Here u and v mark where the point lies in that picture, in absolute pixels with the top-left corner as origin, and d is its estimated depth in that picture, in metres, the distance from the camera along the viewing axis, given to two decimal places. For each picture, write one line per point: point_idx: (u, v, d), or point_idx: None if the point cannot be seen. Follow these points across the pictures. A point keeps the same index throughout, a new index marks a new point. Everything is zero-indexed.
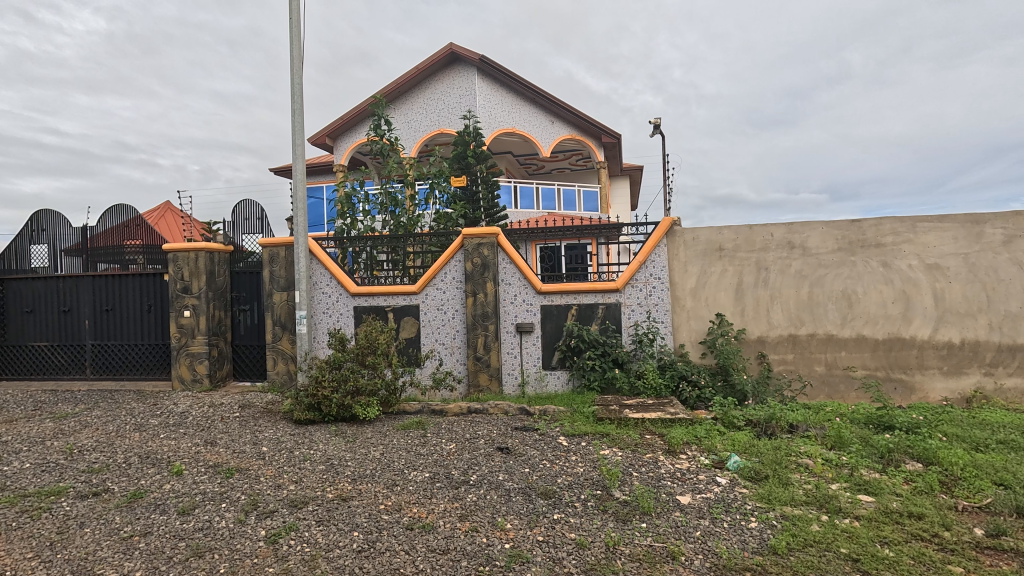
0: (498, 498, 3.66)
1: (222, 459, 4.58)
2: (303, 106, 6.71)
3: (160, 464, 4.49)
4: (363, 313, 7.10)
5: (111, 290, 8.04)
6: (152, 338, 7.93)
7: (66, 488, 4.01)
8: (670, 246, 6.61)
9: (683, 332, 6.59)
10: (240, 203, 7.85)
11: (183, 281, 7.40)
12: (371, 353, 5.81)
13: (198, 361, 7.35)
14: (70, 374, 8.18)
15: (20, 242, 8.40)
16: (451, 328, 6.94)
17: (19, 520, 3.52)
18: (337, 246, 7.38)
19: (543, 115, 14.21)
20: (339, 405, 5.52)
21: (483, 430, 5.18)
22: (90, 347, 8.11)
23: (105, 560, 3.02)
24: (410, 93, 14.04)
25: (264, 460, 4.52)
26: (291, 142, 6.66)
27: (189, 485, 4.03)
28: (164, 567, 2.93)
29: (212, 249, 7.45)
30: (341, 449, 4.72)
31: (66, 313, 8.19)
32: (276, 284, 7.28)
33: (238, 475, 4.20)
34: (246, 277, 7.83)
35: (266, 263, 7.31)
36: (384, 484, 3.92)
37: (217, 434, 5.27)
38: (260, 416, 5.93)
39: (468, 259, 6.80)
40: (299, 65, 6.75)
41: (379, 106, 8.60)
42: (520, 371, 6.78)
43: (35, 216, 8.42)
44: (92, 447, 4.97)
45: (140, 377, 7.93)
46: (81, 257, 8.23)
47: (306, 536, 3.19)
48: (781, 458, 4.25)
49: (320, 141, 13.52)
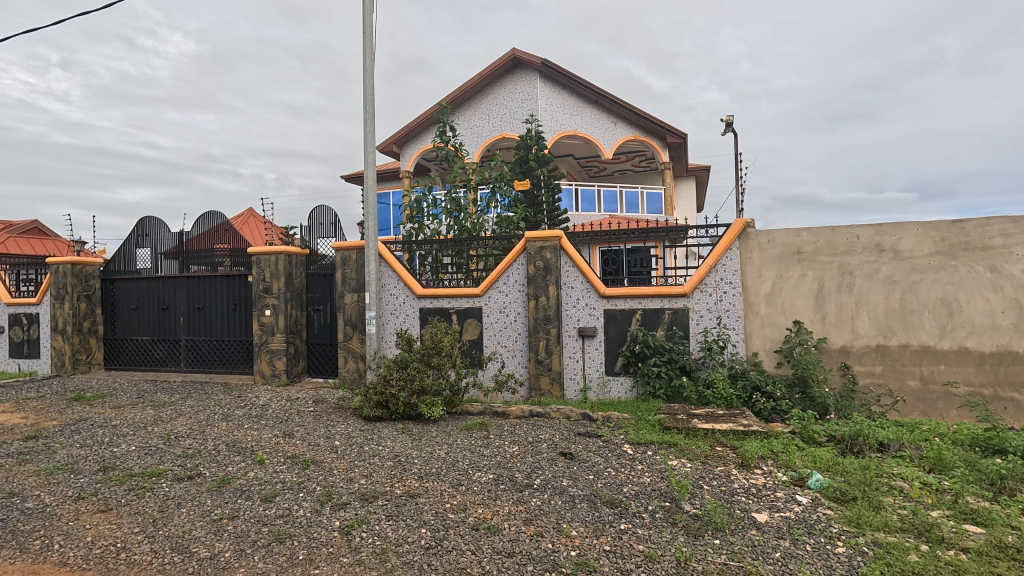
0: (563, 504, 3.61)
1: (299, 450, 4.85)
2: (374, 115, 7.00)
3: (244, 453, 4.82)
4: (428, 315, 7.30)
5: (203, 290, 8.76)
6: (236, 335, 8.54)
7: (165, 470, 4.39)
8: (742, 249, 6.31)
9: (756, 340, 6.25)
10: (315, 209, 8.30)
11: (264, 281, 7.90)
12: (436, 354, 5.96)
13: (277, 358, 7.83)
14: (167, 366, 8.98)
15: (128, 245, 9.29)
16: (513, 331, 6.97)
17: (127, 497, 3.91)
18: (405, 249, 7.62)
19: (606, 117, 13.96)
20: (406, 403, 5.69)
21: (546, 434, 5.15)
22: (184, 342, 8.86)
23: (199, 540, 3.26)
24: (473, 99, 14.22)
25: (337, 453, 4.73)
26: (363, 150, 6.97)
27: (270, 473, 4.30)
28: (250, 550, 3.13)
29: (290, 252, 7.92)
30: (408, 446, 4.86)
31: (165, 310, 9.00)
32: (347, 286, 7.62)
33: (313, 467, 4.43)
34: (319, 278, 8.27)
35: (339, 265, 7.68)
36: (450, 483, 3.99)
37: (294, 427, 5.59)
38: (333, 411, 6.22)
39: (530, 262, 6.80)
40: (371, 77, 7.05)
41: (444, 113, 8.79)
42: (582, 376, 6.69)
43: (141, 222, 9.26)
44: (186, 434, 5.41)
45: (225, 371, 8.57)
46: (177, 259, 8.95)
47: (377, 530, 3.30)
48: (870, 479, 3.91)
49: (388, 148, 14.01)
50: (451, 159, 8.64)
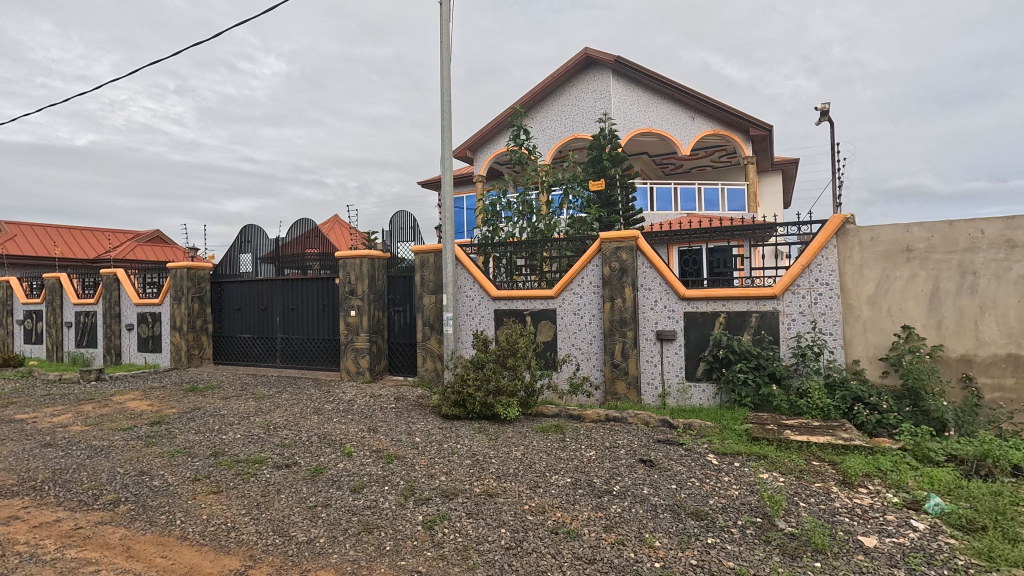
0: (644, 513, 3.50)
1: (384, 445, 5.08)
2: (450, 121, 7.20)
3: (334, 445, 5.13)
4: (503, 316, 7.38)
5: (296, 291, 9.44)
6: (325, 333, 9.13)
7: (266, 458, 4.77)
8: (841, 247, 5.80)
9: (857, 347, 5.72)
10: (396, 215, 8.68)
11: (350, 284, 8.38)
12: (511, 355, 6.00)
13: (361, 356, 8.26)
14: (266, 362, 9.78)
15: (233, 251, 10.22)
16: (587, 333, 6.87)
17: (235, 480, 4.29)
18: (480, 252, 7.76)
19: (683, 111, 13.44)
20: (482, 403, 5.78)
21: (624, 440, 5.03)
22: (280, 339, 9.60)
23: (297, 524, 3.50)
24: (545, 101, 14.24)
25: (418, 449, 4.90)
26: (440, 156, 7.18)
27: (358, 465, 4.54)
28: (342, 537, 3.31)
29: (373, 256, 8.34)
30: (485, 445, 4.93)
31: (264, 310, 9.80)
32: (425, 287, 7.89)
33: (397, 461, 4.61)
34: (400, 281, 8.63)
35: (417, 268, 7.97)
36: (528, 484, 4.00)
37: (378, 422, 5.87)
38: (413, 408, 6.45)
39: (606, 264, 6.68)
40: (448, 85, 7.26)
41: (517, 116, 8.87)
42: (661, 382, 6.46)
43: (244, 230, 10.17)
44: (283, 425, 5.85)
45: (316, 367, 9.18)
46: (274, 263, 9.72)
47: (459, 526, 3.37)
48: (1004, 507, 3.43)
49: (463, 153, 14.37)
50: (525, 162, 8.69)
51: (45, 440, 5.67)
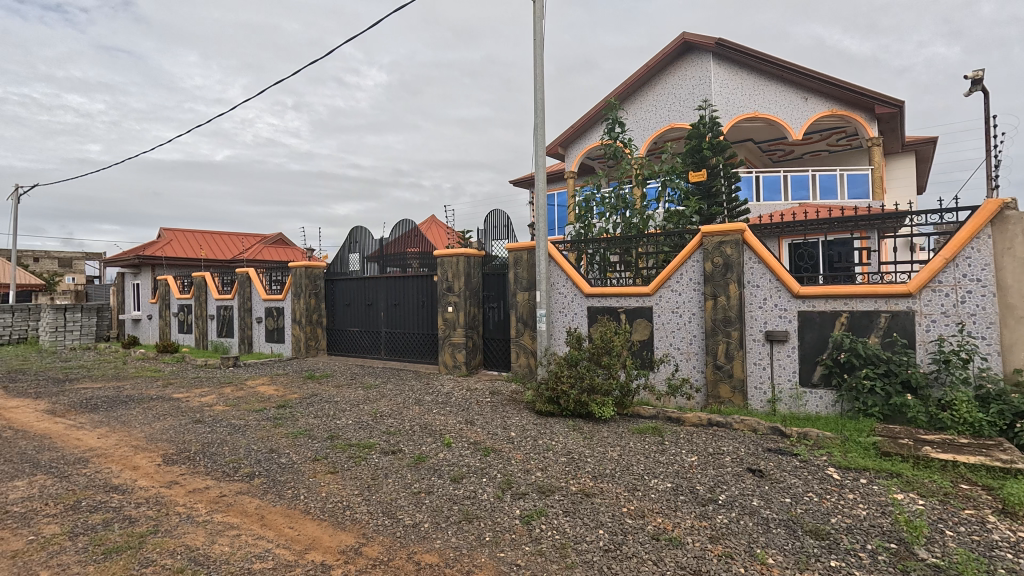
0: (754, 527, 3.26)
1: (481, 437, 5.23)
2: (544, 119, 7.21)
3: (435, 435, 5.38)
4: (596, 314, 7.27)
5: (398, 288, 10.02)
6: (425, 328, 9.60)
7: (375, 444, 5.13)
8: (998, 237, 4.98)
9: (1019, 354, 4.90)
10: (490, 213, 8.88)
11: (448, 281, 8.73)
12: (606, 353, 5.89)
13: (458, 350, 8.58)
14: (372, 354, 10.51)
15: (343, 251, 11.08)
16: (687, 333, 6.55)
17: (349, 463, 4.66)
18: (573, 249, 7.71)
19: (794, 93, 12.29)
20: (576, 401, 5.74)
21: (729, 447, 4.72)
22: (384, 333, 10.27)
23: (403, 508, 3.72)
24: (640, 92, 13.77)
25: (514, 444, 4.99)
26: (534, 153, 7.22)
27: (457, 456, 4.72)
28: (444, 524, 3.46)
29: (469, 254, 8.60)
30: (580, 444, 4.89)
31: (370, 306, 10.53)
32: (519, 284, 7.99)
33: (493, 454, 4.73)
34: (494, 278, 8.83)
35: (511, 265, 8.10)
36: (625, 487, 3.90)
37: (475, 415, 6.06)
38: (507, 403, 6.58)
39: (707, 259, 6.32)
40: (541, 82, 7.27)
41: (611, 109, 8.66)
42: (770, 386, 5.99)
43: (352, 231, 10.97)
44: (389, 414, 6.24)
45: (416, 360, 9.70)
46: (378, 262, 10.39)
47: (556, 523, 3.37)
48: None
49: (554, 150, 14.36)
50: (620, 155, 8.44)
51: (195, 417, 6.55)
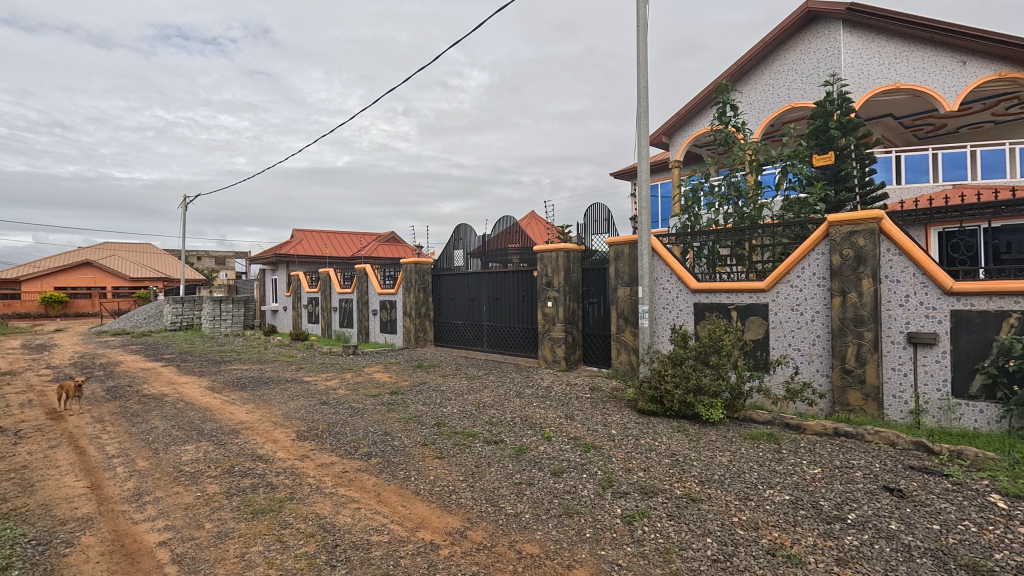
0: (892, 553, 2.89)
1: (581, 433, 5.21)
2: (647, 107, 6.95)
3: (535, 428, 5.46)
4: (704, 310, 6.88)
5: (500, 283, 10.29)
6: (525, 322, 9.76)
7: (478, 433, 5.34)
8: None
9: None
10: (591, 207, 8.77)
11: (547, 276, 8.79)
12: (715, 353, 5.56)
13: (557, 345, 8.61)
14: (475, 346, 10.92)
15: (448, 247, 11.62)
16: (809, 333, 5.96)
17: (455, 449, 4.90)
18: (678, 242, 7.37)
19: (948, 57, 10.55)
20: (681, 402, 5.49)
21: (860, 461, 4.23)
22: (486, 326, 10.61)
23: (505, 497, 3.83)
24: (755, 71, 12.69)
25: (615, 442, 4.90)
26: (636, 144, 6.99)
27: (558, 450, 4.75)
28: (545, 517, 3.50)
29: (569, 249, 8.57)
30: (685, 446, 4.67)
31: (473, 300, 10.94)
32: (620, 280, 7.81)
33: (594, 451, 4.69)
34: (594, 273, 8.72)
35: (612, 260, 7.94)
36: (736, 495, 3.66)
37: (575, 410, 6.05)
38: (608, 400, 6.48)
39: (835, 251, 5.68)
40: (645, 70, 7.00)
41: (723, 91, 8.07)
42: (913, 396, 5.24)
43: (457, 228, 11.46)
44: (491, 405, 6.45)
45: (517, 353, 9.90)
46: (481, 258, 10.75)
47: (659, 527, 3.27)
48: None
49: (658, 139, 13.78)
50: (731, 142, 7.78)
51: (322, 398, 7.30)
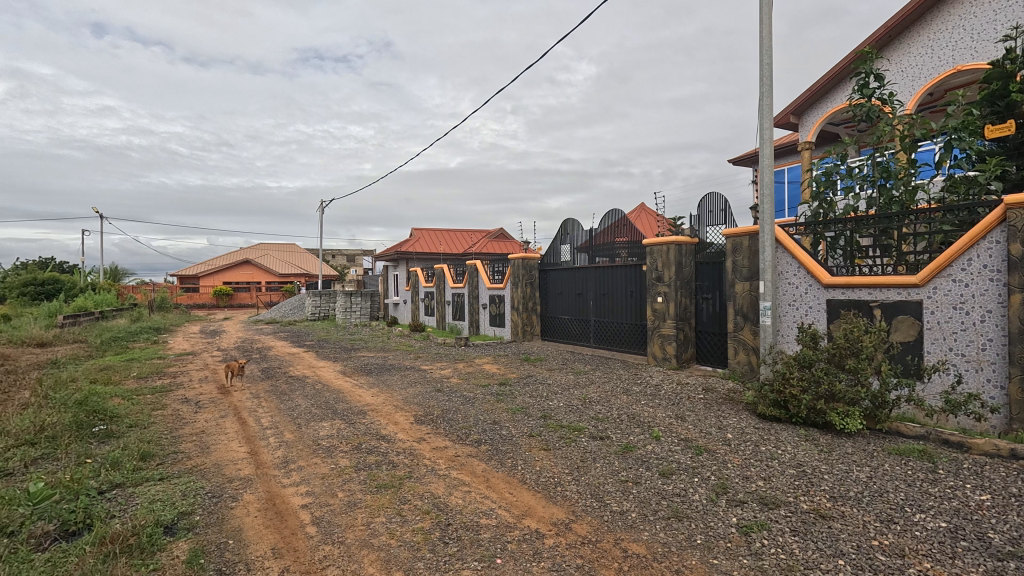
0: None
1: (692, 435, 4.97)
2: (771, 86, 6.37)
3: (643, 426, 5.32)
4: (839, 308, 6.16)
5: (607, 278, 10.13)
6: (633, 318, 9.50)
7: (584, 428, 5.33)
8: None
9: None
10: (705, 197, 8.27)
11: (657, 271, 8.47)
12: (852, 355, 4.96)
13: (668, 342, 8.26)
14: (581, 341, 10.88)
15: (556, 242, 11.69)
16: (977, 335, 5.06)
17: (560, 442, 4.95)
18: (808, 232, 6.68)
19: None
20: (810, 408, 4.98)
21: None
22: (593, 322, 10.51)
23: (611, 494, 3.80)
24: (909, 32, 10.97)
25: (731, 446, 4.60)
26: (759, 126, 6.44)
27: (667, 451, 4.59)
28: (652, 518, 3.41)
29: (681, 242, 8.17)
30: (814, 457, 4.24)
31: (580, 295, 10.90)
32: (738, 274, 7.28)
33: (706, 454, 4.45)
34: (709, 267, 8.22)
35: (729, 253, 7.43)
36: (876, 516, 3.25)
37: (686, 411, 5.78)
38: (723, 401, 6.08)
39: (1015, 239, 4.75)
40: (769, 45, 6.42)
41: (864, 60, 7.09)
42: None
43: (564, 223, 11.48)
44: (598, 400, 6.41)
45: (624, 350, 9.68)
46: (588, 253, 10.67)
47: (781, 541, 3.02)
48: None
49: (785, 120, 12.54)
50: (875, 117, 6.81)
51: (437, 386, 7.79)
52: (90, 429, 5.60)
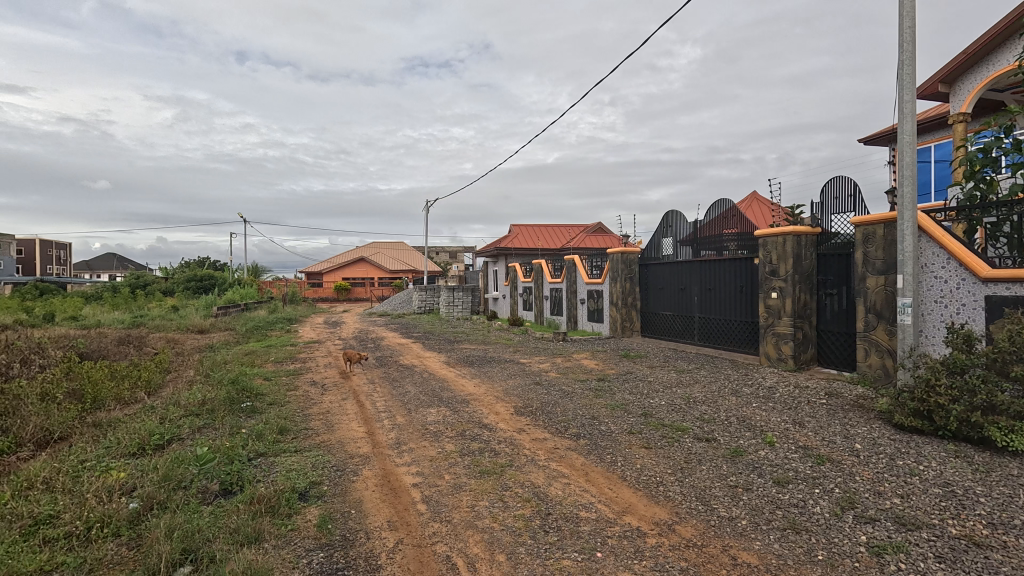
0: None
1: (812, 443, 4.56)
2: (913, 52, 5.59)
3: (754, 430, 4.98)
4: (1002, 306, 5.27)
5: (713, 272, 9.58)
6: (743, 315, 8.90)
7: (688, 428, 5.12)
8: None
9: None
10: (830, 182, 7.48)
11: (772, 264, 7.84)
12: (1019, 362, 4.22)
13: (784, 342, 7.62)
14: (685, 339, 10.41)
15: (657, 236, 11.28)
16: None
17: (662, 442, 4.80)
18: (960, 219, 5.77)
19: None
20: (962, 421, 4.33)
21: None
22: (698, 318, 10.00)
23: (718, 498, 3.62)
24: None
25: (860, 458, 4.15)
26: (897, 100, 5.68)
27: (781, 458, 4.26)
28: (765, 527, 3.20)
29: (800, 232, 7.47)
30: (967, 477, 3.68)
31: (683, 290, 10.43)
32: (870, 267, 6.51)
33: (829, 465, 4.06)
34: (833, 259, 7.44)
35: (859, 244, 6.67)
36: None
37: (805, 416, 5.30)
38: (850, 408, 5.49)
39: None
40: (910, 5, 5.63)
41: None
42: None
43: (666, 216, 11.04)
44: (703, 400, 6.11)
45: (733, 349, 9.10)
46: (692, 246, 10.17)
47: (922, 568, 2.68)
48: None
49: (932, 89, 10.90)
50: None
51: (536, 380, 7.92)
52: (240, 405, 6.48)
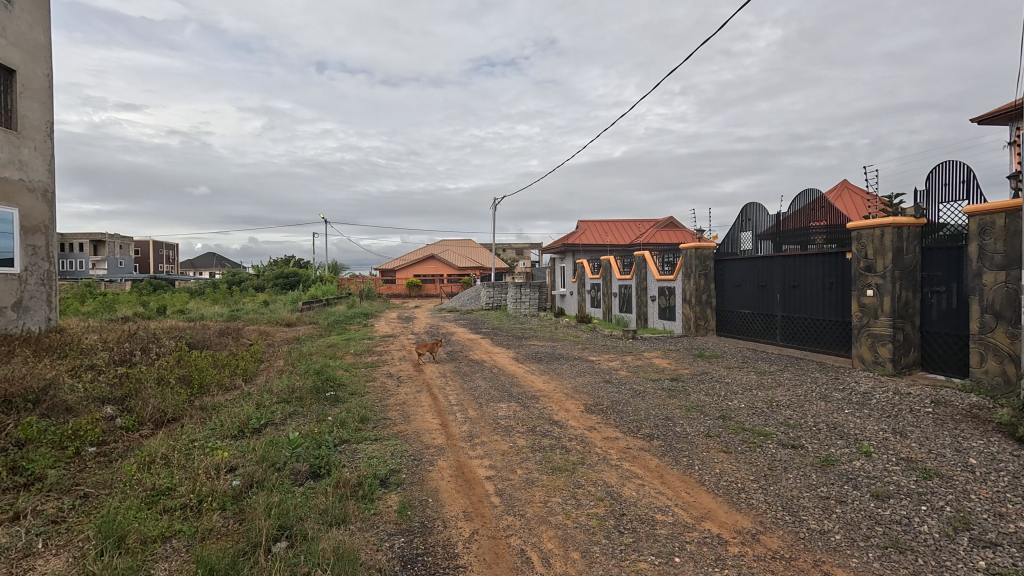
0: None
1: (917, 455, 4.14)
2: None
3: (847, 439, 4.61)
4: None
5: (798, 268, 8.97)
6: (832, 314, 8.28)
7: (771, 433, 4.82)
8: None
9: None
10: (937, 167, 6.75)
11: (867, 259, 7.22)
12: None
13: (881, 344, 6.99)
14: (766, 339, 9.84)
15: (734, 230, 10.73)
16: None
17: (743, 446, 4.57)
18: None
19: None
20: None
21: None
22: (781, 317, 9.42)
23: (808, 510, 3.39)
24: None
25: (976, 474, 3.72)
26: None
27: (880, 470, 3.91)
28: (862, 544, 2.96)
29: (900, 224, 6.81)
30: None
31: (764, 287, 9.86)
32: (986, 262, 5.81)
33: (938, 480, 3.68)
34: (941, 253, 6.72)
35: (973, 236, 5.98)
36: None
37: (907, 426, 4.83)
38: (962, 418, 4.95)
39: None
40: None
41: None
42: None
43: (744, 208, 10.46)
44: (787, 404, 5.74)
45: (820, 350, 8.49)
46: (774, 240, 9.58)
47: None
48: None
49: None
50: None
51: (606, 378, 7.79)
52: (324, 394, 6.91)
